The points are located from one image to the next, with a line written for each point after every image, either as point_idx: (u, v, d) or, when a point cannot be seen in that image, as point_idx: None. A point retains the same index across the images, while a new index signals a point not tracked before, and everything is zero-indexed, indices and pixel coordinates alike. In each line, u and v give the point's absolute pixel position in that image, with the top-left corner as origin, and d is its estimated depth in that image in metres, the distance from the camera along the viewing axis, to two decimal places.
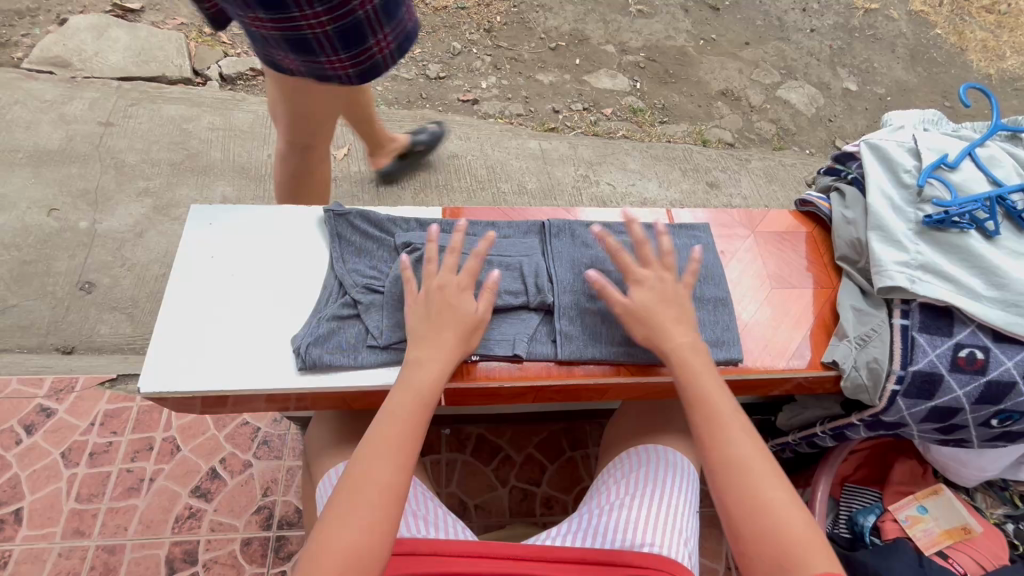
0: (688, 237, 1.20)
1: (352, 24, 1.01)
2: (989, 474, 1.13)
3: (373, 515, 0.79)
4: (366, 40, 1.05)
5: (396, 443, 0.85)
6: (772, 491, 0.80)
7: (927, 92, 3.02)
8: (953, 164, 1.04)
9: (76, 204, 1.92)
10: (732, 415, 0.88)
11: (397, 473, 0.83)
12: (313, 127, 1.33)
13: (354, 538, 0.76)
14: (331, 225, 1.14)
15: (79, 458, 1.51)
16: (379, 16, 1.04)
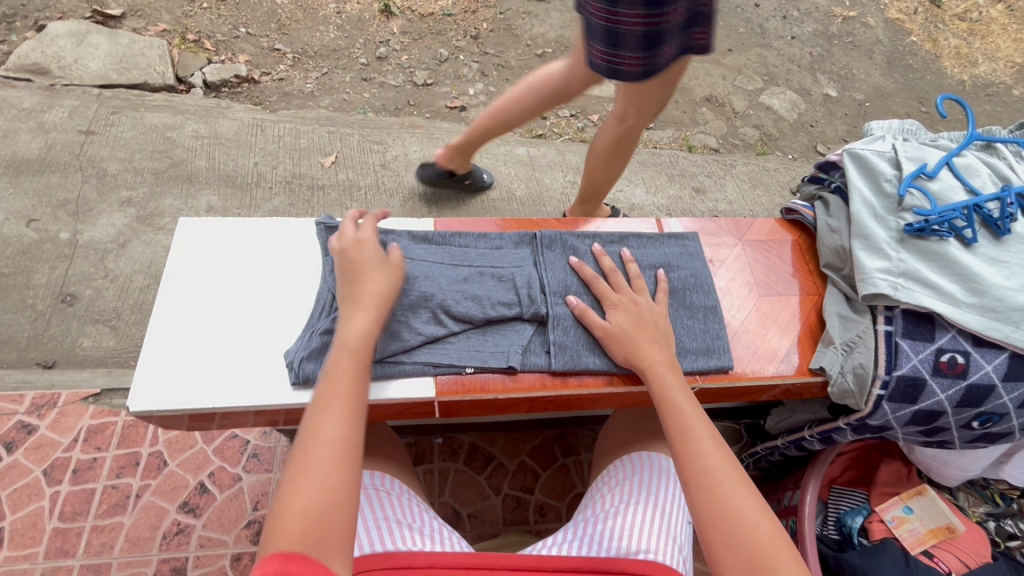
0: (678, 246, 1.21)
1: (658, 31, 1.19)
2: (972, 473, 1.16)
3: (330, 475, 0.76)
4: (663, 47, 1.23)
5: (340, 401, 0.82)
6: (739, 499, 0.81)
7: (904, 98, 3.10)
8: (932, 174, 1.07)
9: (56, 215, 1.88)
10: (702, 426, 0.90)
11: (343, 429, 0.80)
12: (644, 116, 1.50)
13: (311, 499, 0.73)
14: (324, 238, 1.14)
15: (62, 476, 1.47)
16: (676, 30, 1.23)
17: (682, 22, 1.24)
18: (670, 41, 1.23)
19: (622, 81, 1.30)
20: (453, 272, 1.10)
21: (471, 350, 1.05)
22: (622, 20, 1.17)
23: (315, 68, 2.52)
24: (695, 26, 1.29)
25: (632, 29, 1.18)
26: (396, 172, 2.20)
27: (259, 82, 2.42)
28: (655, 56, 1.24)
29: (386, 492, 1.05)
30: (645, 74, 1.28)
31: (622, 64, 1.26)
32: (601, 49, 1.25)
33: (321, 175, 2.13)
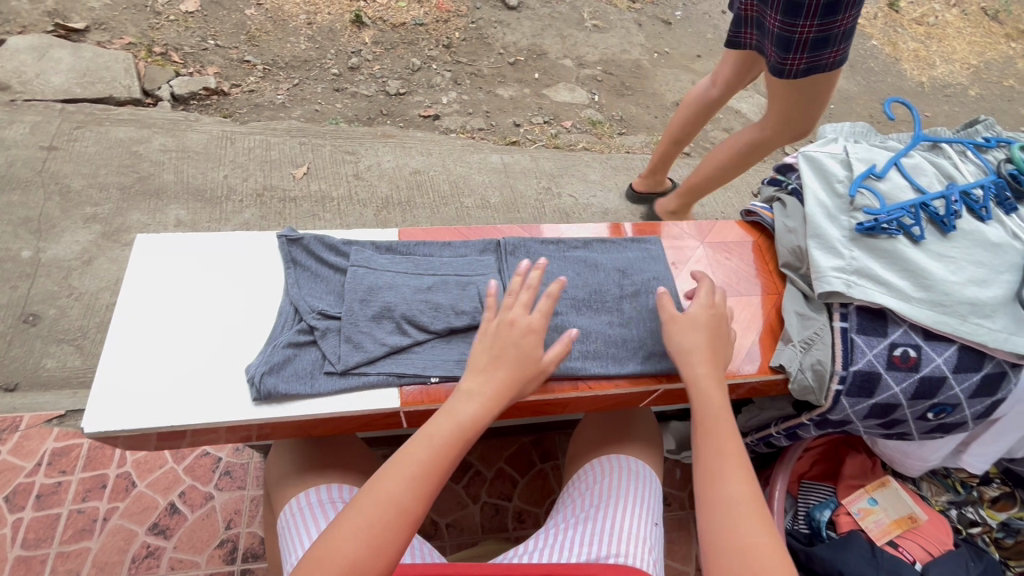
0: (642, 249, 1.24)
1: (784, 35, 1.44)
2: (933, 463, 1.18)
3: (377, 537, 0.79)
4: (787, 52, 1.46)
5: (420, 473, 0.84)
6: (748, 530, 0.81)
7: (867, 100, 3.20)
8: (880, 174, 1.10)
9: (17, 233, 1.83)
10: (733, 455, 0.89)
11: (408, 497, 0.82)
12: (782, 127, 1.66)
13: (352, 551, 0.77)
14: (286, 251, 1.14)
15: (25, 502, 1.43)
16: (807, 43, 1.43)
17: (820, 39, 1.41)
18: (796, 50, 1.45)
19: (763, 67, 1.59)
20: (416, 282, 1.11)
21: (436, 359, 1.04)
22: (766, 19, 1.49)
23: (286, 80, 2.51)
24: (830, 48, 1.43)
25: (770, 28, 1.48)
26: (369, 182, 2.19)
27: (229, 94, 2.40)
28: (781, 57, 1.48)
29: None
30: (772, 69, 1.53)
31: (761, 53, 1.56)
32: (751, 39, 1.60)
33: (293, 186, 2.11)
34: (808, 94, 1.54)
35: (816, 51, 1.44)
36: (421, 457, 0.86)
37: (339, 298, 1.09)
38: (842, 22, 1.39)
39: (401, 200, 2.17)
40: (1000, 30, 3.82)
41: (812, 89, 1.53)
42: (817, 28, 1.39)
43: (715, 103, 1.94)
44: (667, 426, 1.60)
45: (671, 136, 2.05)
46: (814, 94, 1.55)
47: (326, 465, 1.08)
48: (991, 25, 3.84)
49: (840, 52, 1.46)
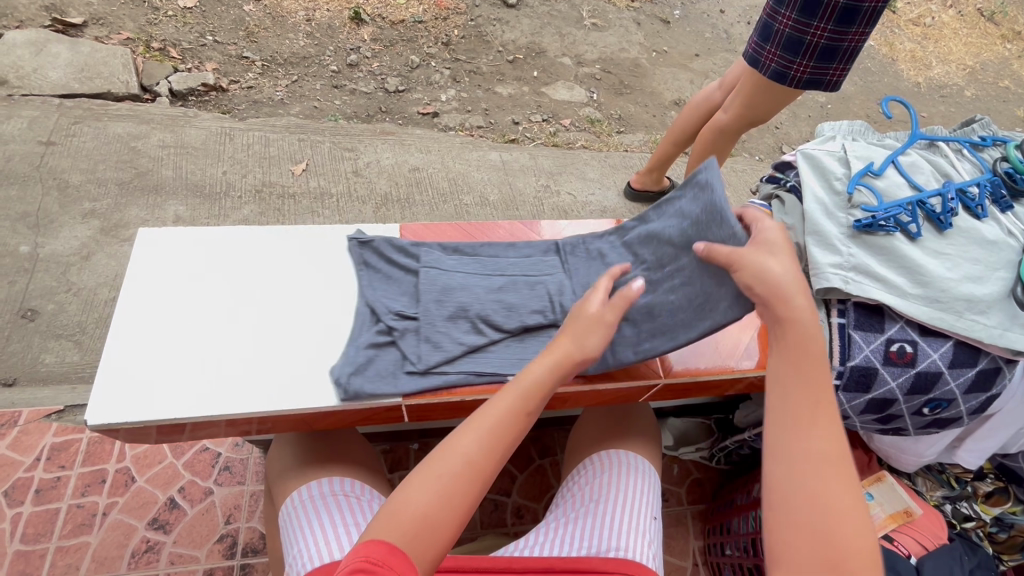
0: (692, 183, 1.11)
1: (798, 38, 1.48)
2: (927, 458, 1.20)
3: (449, 492, 0.75)
4: (796, 57, 1.51)
5: (494, 430, 0.81)
6: (841, 486, 0.68)
7: (863, 100, 3.22)
8: (877, 172, 1.11)
9: (16, 228, 1.83)
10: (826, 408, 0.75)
11: (479, 453, 0.79)
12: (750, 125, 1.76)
13: (424, 504, 0.73)
14: (357, 253, 1.18)
15: (24, 496, 1.43)
16: (815, 50, 1.49)
17: (827, 49, 1.49)
18: (806, 55, 1.50)
19: (757, 71, 1.61)
20: (486, 282, 1.15)
21: (511, 357, 1.07)
22: (778, 19, 1.50)
23: (285, 76, 2.51)
24: (834, 62, 1.52)
25: (781, 29, 1.50)
26: (368, 179, 2.19)
27: (227, 90, 2.39)
28: (788, 61, 1.53)
29: (357, 497, 1.04)
30: (775, 73, 1.57)
31: (763, 56, 1.57)
32: (755, 40, 1.60)
33: (291, 182, 2.11)
34: (777, 93, 1.63)
35: (822, 61, 1.52)
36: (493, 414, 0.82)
37: (414, 298, 1.12)
38: (852, 38, 1.47)
39: (400, 197, 2.17)
40: (995, 31, 3.85)
41: (782, 94, 1.64)
42: (830, 36, 1.46)
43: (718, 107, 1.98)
44: (665, 421, 1.60)
45: (670, 138, 2.11)
46: (781, 96, 1.66)
47: (328, 458, 1.09)
48: (987, 26, 3.86)
49: (841, 71, 1.56)
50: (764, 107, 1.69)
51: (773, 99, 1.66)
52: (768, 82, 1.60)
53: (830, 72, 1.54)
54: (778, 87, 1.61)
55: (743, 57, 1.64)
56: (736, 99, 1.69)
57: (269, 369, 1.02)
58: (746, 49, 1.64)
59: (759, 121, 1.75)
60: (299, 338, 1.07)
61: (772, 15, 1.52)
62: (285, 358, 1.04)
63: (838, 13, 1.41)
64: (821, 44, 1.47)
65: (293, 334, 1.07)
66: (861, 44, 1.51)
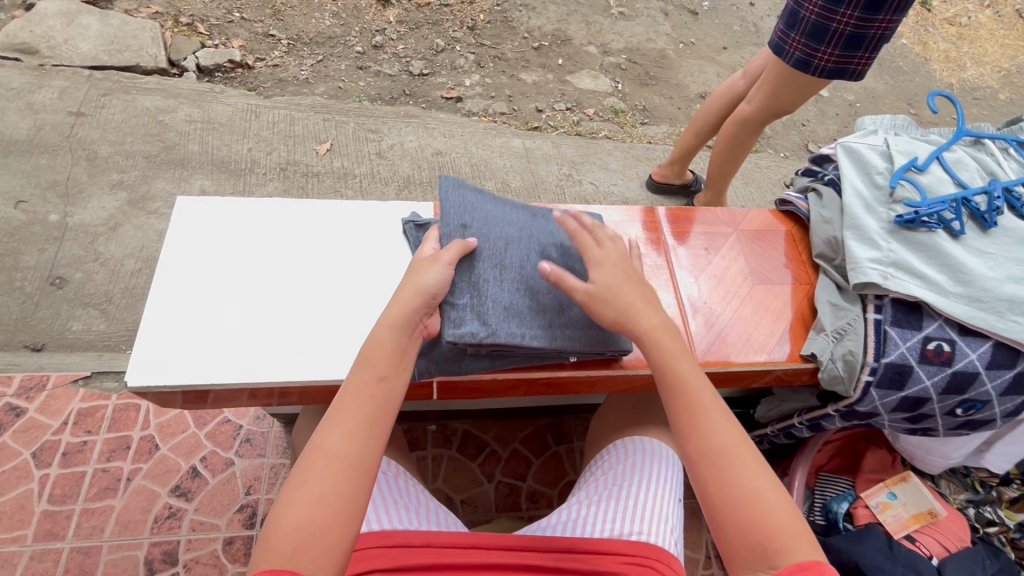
0: (457, 183, 1.13)
1: (824, 26, 1.44)
2: (954, 461, 1.19)
3: (330, 489, 0.72)
4: (821, 45, 1.47)
5: (357, 417, 0.79)
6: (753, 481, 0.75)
7: (894, 99, 3.16)
8: (921, 167, 1.09)
9: (45, 196, 1.85)
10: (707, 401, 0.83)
11: (350, 445, 0.76)
12: (773, 117, 1.72)
13: (303, 514, 0.69)
14: (414, 235, 1.17)
15: (51, 458, 1.46)
16: (841, 38, 1.45)
17: (853, 37, 1.44)
18: (831, 43, 1.46)
19: (782, 59, 1.57)
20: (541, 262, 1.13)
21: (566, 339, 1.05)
22: (804, 7, 1.47)
23: (310, 55, 2.50)
24: (860, 52, 1.48)
25: (807, 16, 1.46)
26: (391, 161, 2.19)
27: (254, 68, 2.40)
28: (812, 49, 1.49)
29: (382, 472, 1.08)
30: (799, 62, 1.53)
31: (787, 44, 1.54)
32: (780, 26, 1.56)
33: (316, 162, 2.12)
34: (803, 83, 1.59)
35: (848, 49, 1.47)
36: (359, 401, 0.80)
37: None
38: (880, 27, 1.43)
39: (423, 180, 2.18)
40: None
41: (809, 85, 1.60)
42: (856, 23, 1.41)
43: (742, 95, 1.95)
44: None
45: (693, 129, 2.09)
46: (809, 86, 1.61)
47: None
48: None
49: (867, 60, 1.51)
50: (788, 100, 1.65)
51: (797, 91, 1.62)
52: (791, 70, 1.56)
53: (856, 61, 1.50)
54: (801, 76, 1.57)
55: (768, 45, 1.60)
56: (760, 90, 1.66)
57: (304, 341, 1.03)
58: (771, 35, 1.60)
59: (785, 111, 1.70)
60: (331, 313, 1.07)
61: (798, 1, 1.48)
62: (319, 333, 1.04)
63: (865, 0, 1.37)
64: (848, 32, 1.43)
65: (326, 309, 1.07)
66: (889, 32, 1.47)
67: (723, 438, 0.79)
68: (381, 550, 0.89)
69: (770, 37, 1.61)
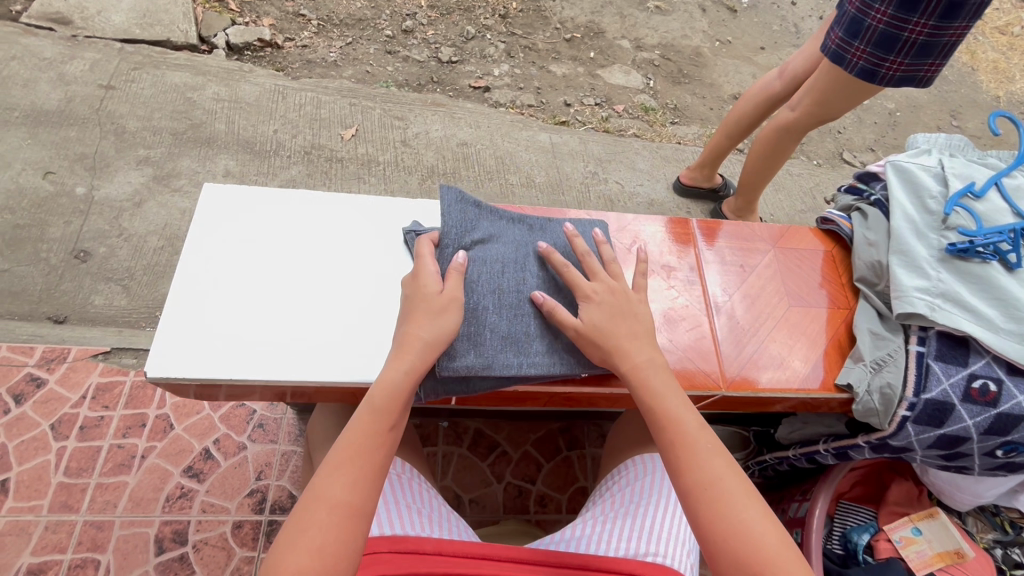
0: (459, 197, 1.07)
1: (895, 35, 1.35)
2: (985, 500, 1.15)
3: (327, 536, 0.72)
4: (890, 54, 1.39)
5: (357, 460, 0.79)
6: (744, 512, 0.77)
7: (936, 110, 3.04)
8: (978, 194, 1.03)
9: (73, 168, 1.86)
10: (696, 434, 0.85)
11: (354, 494, 0.76)
12: (818, 123, 1.65)
13: (303, 562, 0.70)
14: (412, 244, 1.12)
15: (69, 431, 1.48)
16: (913, 45, 1.37)
17: (926, 45, 1.37)
18: (901, 52, 1.38)
19: (841, 69, 1.47)
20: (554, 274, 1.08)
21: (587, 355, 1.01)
22: (869, 15, 1.36)
23: (339, 37, 2.47)
24: (930, 59, 1.41)
25: (874, 25, 1.36)
26: (416, 150, 2.16)
27: (283, 48, 2.37)
28: (880, 58, 1.40)
29: (396, 475, 1.07)
30: (864, 72, 1.44)
31: (849, 54, 1.43)
32: (838, 34, 1.44)
33: (341, 147, 2.09)
34: (855, 89, 1.52)
35: (917, 58, 1.40)
36: (364, 445, 0.80)
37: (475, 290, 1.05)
38: (953, 34, 1.35)
39: (446, 171, 2.14)
40: None
41: (861, 91, 1.53)
42: (930, 32, 1.33)
43: (779, 97, 1.87)
44: None
45: (724, 131, 2.02)
46: (860, 92, 1.54)
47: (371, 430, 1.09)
48: None
49: (936, 67, 1.44)
50: (835, 107, 1.58)
51: (846, 97, 1.55)
52: (854, 80, 1.47)
53: (926, 67, 1.43)
54: (865, 85, 1.48)
55: (823, 52, 1.49)
56: (806, 96, 1.59)
57: (325, 338, 1.01)
58: (826, 43, 1.49)
59: (831, 118, 1.64)
60: (354, 311, 1.05)
61: (863, 9, 1.37)
62: (340, 331, 1.03)
63: (942, 9, 1.28)
64: (921, 40, 1.35)
65: (349, 306, 1.06)
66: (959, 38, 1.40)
67: (708, 473, 0.80)
68: (392, 555, 0.86)
69: (824, 44, 1.49)
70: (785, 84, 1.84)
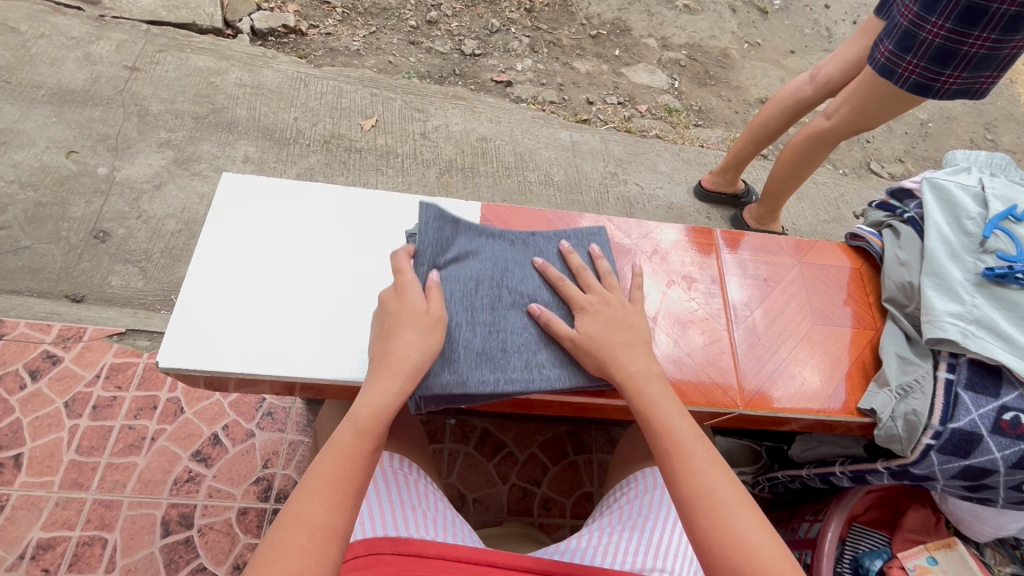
0: (439, 214, 1.02)
1: (955, 49, 1.30)
2: (1006, 533, 1.11)
3: (307, 558, 0.70)
4: (948, 69, 1.34)
5: (338, 483, 0.77)
6: (739, 523, 0.74)
7: (970, 122, 2.94)
8: (1021, 217, 0.99)
9: (96, 148, 1.87)
10: (691, 442, 0.82)
11: (336, 516, 0.74)
12: (853, 133, 1.60)
13: None
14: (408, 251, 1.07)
15: (82, 410, 1.49)
16: (973, 59, 1.32)
17: (985, 57, 1.32)
18: (959, 66, 1.33)
19: (891, 83, 1.41)
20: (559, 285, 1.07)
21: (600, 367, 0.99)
22: (925, 29, 1.29)
23: (363, 26, 2.46)
24: (988, 71, 1.37)
25: (929, 39, 1.30)
26: (435, 143, 2.14)
27: (307, 35, 2.36)
28: (937, 73, 1.35)
29: (402, 474, 1.07)
30: (917, 87, 1.39)
31: (902, 69, 1.37)
32: (888, 47, 1.37)
33: (360, 138, 2.08)
34: (896, 100, 1.47)
35: (975, 71, 1.35)
36: (342, 467, 0.78)
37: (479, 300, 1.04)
38: (1013, 47, 1.31)
39: (464, 166, 2.12)
40: None
41: (902, 102, 1.48)
42: (991, 45, 1.29)
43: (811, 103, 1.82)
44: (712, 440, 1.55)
45: (749, 136, 1.97)
46: (901, 104, 1.49)
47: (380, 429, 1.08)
48: None
49: (992, 79, 1.41)
50: (873, 116, 1.53)
51: (885, 107, 1.50)
52: (906, 93, 1.42)
53: (983, 79, 1.39)
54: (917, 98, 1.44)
55: (872, 66, 1.43)
56: (844, 104, 1.54)
57: (338, 335, 1.01)
58: (875, 56, 1.42)
59: (867, 128, 1.59)
60: (368, 309, 1.04)
61: (918, 23, 1.30)
62: (354, 328, 1.02)
63: (1006, 22, 1.24)
64: (981, 53, 1.31)
65: (363, 303, 1.05)
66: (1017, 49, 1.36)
67: (703, 483, 0.78)
68: (395, 557, 0.86)
69: (872, 57, 1.43)
70: (818, 92, 1.79)
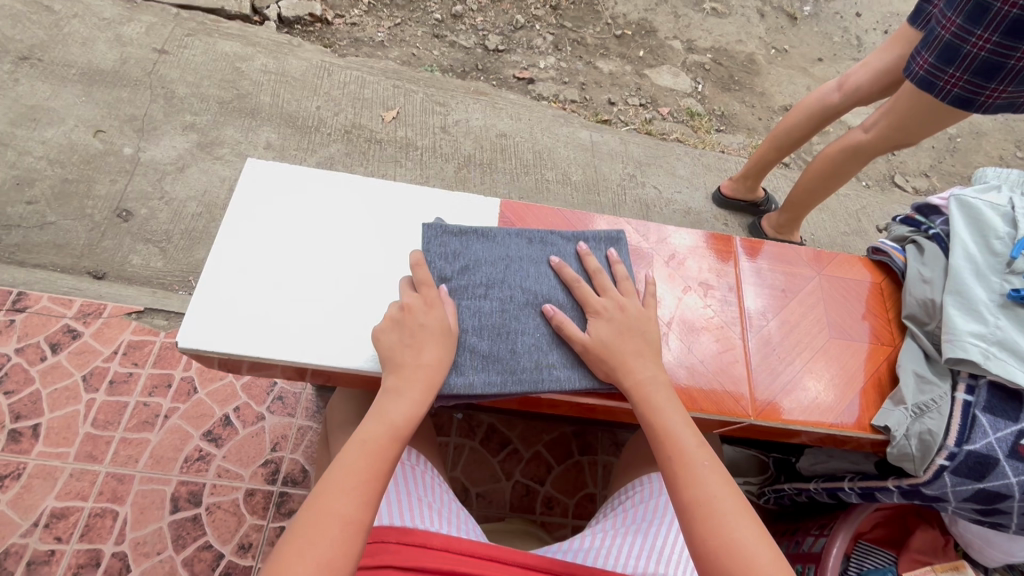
0: (440, 231, 1.05)
1: (1000, 63, 1.27)
2: (1017, 559, 1.09)
3: (329, 551, 0.71)
4: (993, 82, 1.31)
5: (362, 478, 0.78)
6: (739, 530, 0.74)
7: (1000, 138, 2.88)
8: None
9: (122, 129, 1.90)
10: (693, 450, 0.83)
11: (359, 511, 0.75)
12: (890, 148, 1.58)
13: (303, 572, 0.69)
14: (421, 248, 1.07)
15: (99, 384, 1.52)
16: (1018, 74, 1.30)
17: None
18: (1003, 80, 1.31)
19: (931, 96, 1.38)
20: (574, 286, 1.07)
21: None
22: (970, 42, 1.26)
23: (388, 17, 2.46)
24: None
25: (975, 52, 1.27)
26: (454, 137, 2.15)
27: (332, 24, 2.37)
28: (981, 86, 1.32)
29: (409, 465, 1.07)
30: (959, 101, 1.36)
31: (944, 82, 1.34)
32: (928, 59, 1.35)
33: (380, 129, 2.09)
34: (938, 117, 1.44)
35: (1019, 85, 1.33)
36: (355, 467, 0.78)
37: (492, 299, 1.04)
38: None
39: (482, 161, 2.12)
40: None
41: (942, 120, 1.46)
42: None
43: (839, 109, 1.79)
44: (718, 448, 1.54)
45: (772, 145, 1.95)
46: (942, 121, 1.46)
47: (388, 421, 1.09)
48: None
49: None
50: (912, 132, 1.51)
51: (927, 124, 1.47)
52: (946, 107, 1.39)
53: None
54: (958, 112, 1.41)
55: (910, 79, 1.40)
56: (884, 118, 1.51)
57: (353, 325, 1.02)
58: (913, 69, 1.39)
59: (904, 144, 1.56)
60: (383, 299, 1.05)
61: (963, 36, 1.27)
62: (370, 318, 1.03)
63: None
64: None
65: (378, 294, 1.06)
66: None
67: (704, 491, 0.78)
68: (400, 546, 0.87)
69: (910, 70, 1.40)
70: (849, 103, 1.77)
